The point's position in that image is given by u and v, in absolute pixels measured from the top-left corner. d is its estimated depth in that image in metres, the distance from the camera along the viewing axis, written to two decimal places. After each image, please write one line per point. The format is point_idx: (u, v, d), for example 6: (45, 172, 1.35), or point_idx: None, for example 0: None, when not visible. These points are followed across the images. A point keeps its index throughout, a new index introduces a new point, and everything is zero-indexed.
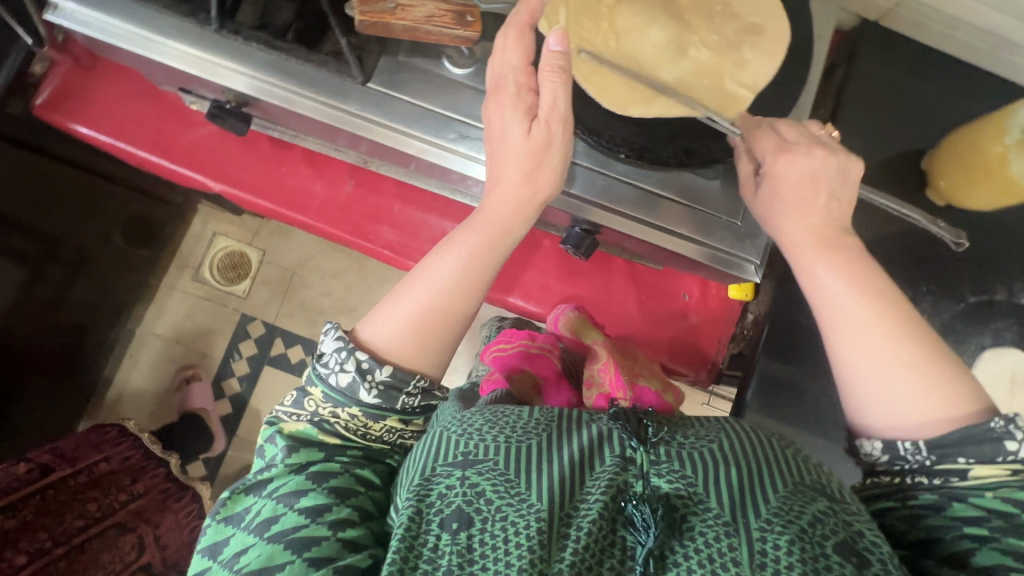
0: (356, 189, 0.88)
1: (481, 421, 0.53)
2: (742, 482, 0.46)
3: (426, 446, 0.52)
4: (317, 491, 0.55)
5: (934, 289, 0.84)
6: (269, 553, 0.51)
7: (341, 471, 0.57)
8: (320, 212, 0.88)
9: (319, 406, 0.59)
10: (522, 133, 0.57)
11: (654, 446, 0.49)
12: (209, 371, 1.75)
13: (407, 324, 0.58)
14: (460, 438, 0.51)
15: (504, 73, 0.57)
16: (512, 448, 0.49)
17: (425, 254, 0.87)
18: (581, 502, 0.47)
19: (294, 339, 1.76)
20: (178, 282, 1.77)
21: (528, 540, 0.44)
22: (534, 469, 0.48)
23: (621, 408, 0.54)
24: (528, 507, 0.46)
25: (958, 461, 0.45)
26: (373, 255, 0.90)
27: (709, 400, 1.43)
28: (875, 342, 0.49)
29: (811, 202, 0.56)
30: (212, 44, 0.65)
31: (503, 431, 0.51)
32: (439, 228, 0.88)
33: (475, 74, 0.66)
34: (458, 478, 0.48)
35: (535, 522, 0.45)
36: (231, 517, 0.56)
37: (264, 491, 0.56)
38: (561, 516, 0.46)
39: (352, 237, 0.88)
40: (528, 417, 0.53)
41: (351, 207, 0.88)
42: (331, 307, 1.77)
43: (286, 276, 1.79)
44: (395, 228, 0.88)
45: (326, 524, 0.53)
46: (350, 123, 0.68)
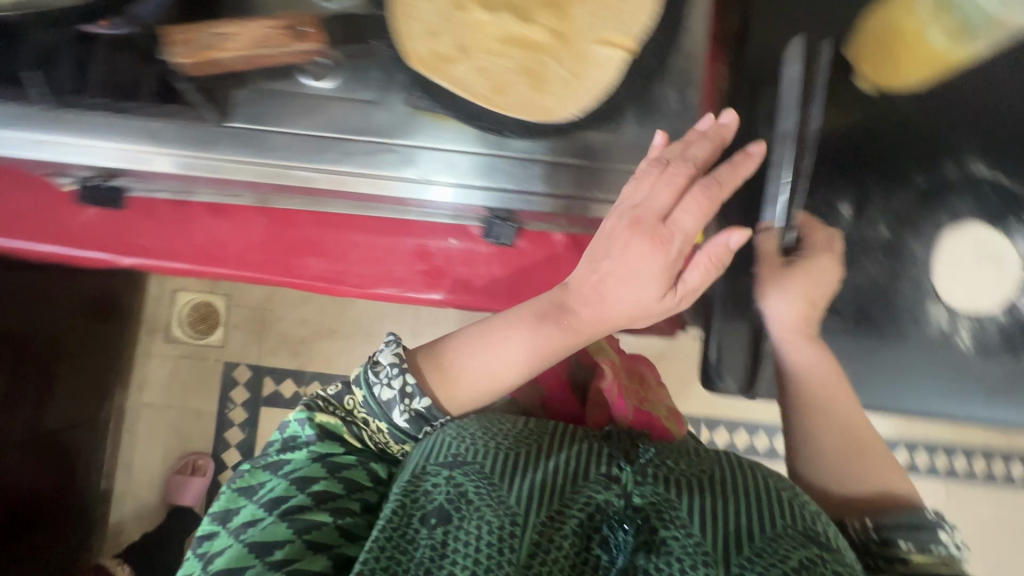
0: (273, 227, 0.83)
1: (476, 427, 0.58)
2: (723, 513, 0.49)
3: (422, 447, 0.57)
4: (326, 480, 0.58)
5: (881, 178, 0.81)
6: (261, 541, 0.54)
7: (355, 465, 0.60)
8: (240, 258, 0.84)
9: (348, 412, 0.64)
10: (654, 294, 0.61)
11: (641, 469, 0.54)
12: (209, 425, 1.74)
13: (481, 392, 0.65)
14: (455, 444, 0.55)
15: (640, 202, 0.60)
16: (504, 461, 0.54)
17: (362, 275, 0.84)
18: (561, 517, 0.50)
19: (282, 374, 1.74)
20: (154, 347, 1.76)
21: (505, 538, 0.48)
22: (520, 477, 0.52)
23: (616, 436, 0.60)
24: (502, 500, 0.50)
25: (899, 543, 0.61)
26: (308, 289, 0.86)
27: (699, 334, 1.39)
28: (834, 424, 0.73)
29: (810, 312, 0.77)
30: (55, 122, 0.60)
31: (495, 439, 0.56)
32: (368, 245, 0.84)
33: (342, 84, 0.62)
34: (451, 477, 0.52)
35: (518, 526, 0.49)
36: (241, 492, 0.59)
37: (280, 470, 0.60)
38: (540, 522, 0.49)
39: (282, 277, 0.84)
40: (516, 430, 0.59)
41: (272, 246, 0.84)
42: (311, 334, 1.74)
43: (257, 314, 1.76)
44: (323, 257, 0.84)
45: (318, 521, 0.55)
46: (234, 172, 0.63)
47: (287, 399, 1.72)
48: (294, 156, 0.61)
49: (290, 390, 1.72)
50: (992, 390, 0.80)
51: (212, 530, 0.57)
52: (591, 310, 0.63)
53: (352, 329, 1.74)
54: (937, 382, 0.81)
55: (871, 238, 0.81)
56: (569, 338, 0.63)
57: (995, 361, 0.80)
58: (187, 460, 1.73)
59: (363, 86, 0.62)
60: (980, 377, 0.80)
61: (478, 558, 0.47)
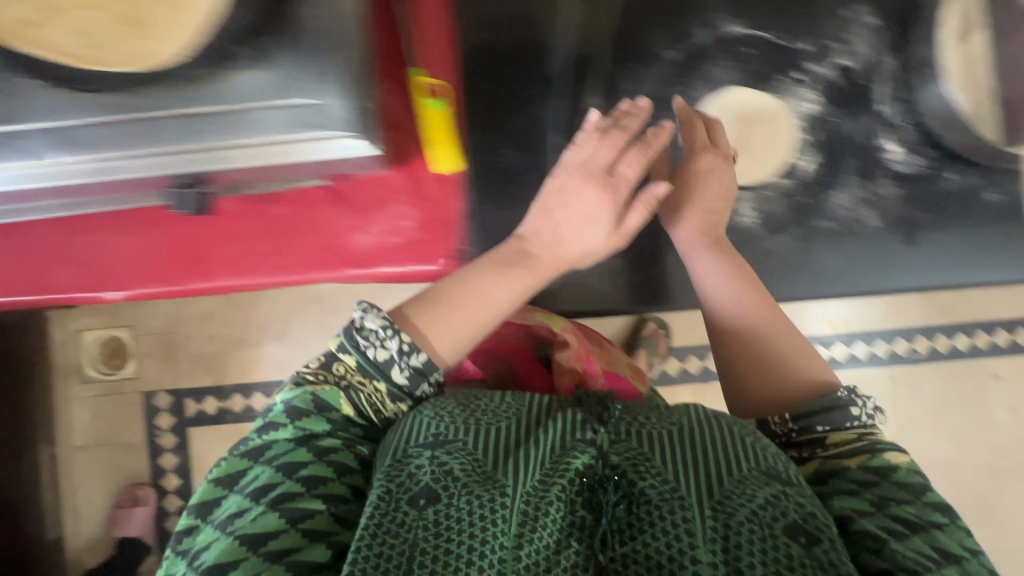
0: (289, 215, 0.75)
1: (718, 432, 0.63)
2: (926, 483, 0.64)
3: (669, 458, 0.60)
4: (564, 456, 0.60)
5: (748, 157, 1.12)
6: (524, 509, 0.58)
7: (601, 454, 0.59)
8: (241, 261, 0.76)
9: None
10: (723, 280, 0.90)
11: (885, 475, 0.64)
12: (144, 458, 1.64)
13: (734, 362, 0.84)
14: (687, 435, 0.62)
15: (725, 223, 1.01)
16: (746, 461, 0.61)
17: (402, 246, 0.75)
18: (748, 479, 0.60)
19: (244, 385, 1.65)
20: (71, 392, 1.64)
21: (762, 513, 0.57)
22: (753, 458, 0.61)
23: (833, 431, 0.70)
24: (773, 461, 0.62)
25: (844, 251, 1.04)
26: (337, 275, 0.76)
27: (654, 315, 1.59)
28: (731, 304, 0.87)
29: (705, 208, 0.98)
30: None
31: (755, 462, 0.61)
32: (397, 216, 0.75)
33: (285, 96, 0.61)
34: (656, 460, 0.60)
35: (769, 486, 0.59)
36: (439, 477, 0.60)
37: (453, 448, 0.62)
38: (768, 471, 0.61)
39: (304, 263, 0.75)
40: (696, 415, 0.65)
41: (288, 228, 0.75)
42: (221, 351, 1.65)
43: (165, 339, 1.64)
44: (357, 232, 0.75)
45: (579, 496, 0.58)
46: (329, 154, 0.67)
47: (235, 414, 1.65)
48: (339, 139, 0.65)
49: (241, 404, 1.65)
50: (849, 259, 1.14)
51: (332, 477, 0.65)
52: (710, 284, 0.91)
53: (263, 336, 1.66)
54: (807, 264, 1.15)
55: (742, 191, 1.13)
56: (766, 311, 0.86)
57: (847, 242, 1.14)
58: (129, 490, 1.63)
59: (312, 89, 0.61)
60: (828, 255, 1.14)
61: (756, 511, 0.57)
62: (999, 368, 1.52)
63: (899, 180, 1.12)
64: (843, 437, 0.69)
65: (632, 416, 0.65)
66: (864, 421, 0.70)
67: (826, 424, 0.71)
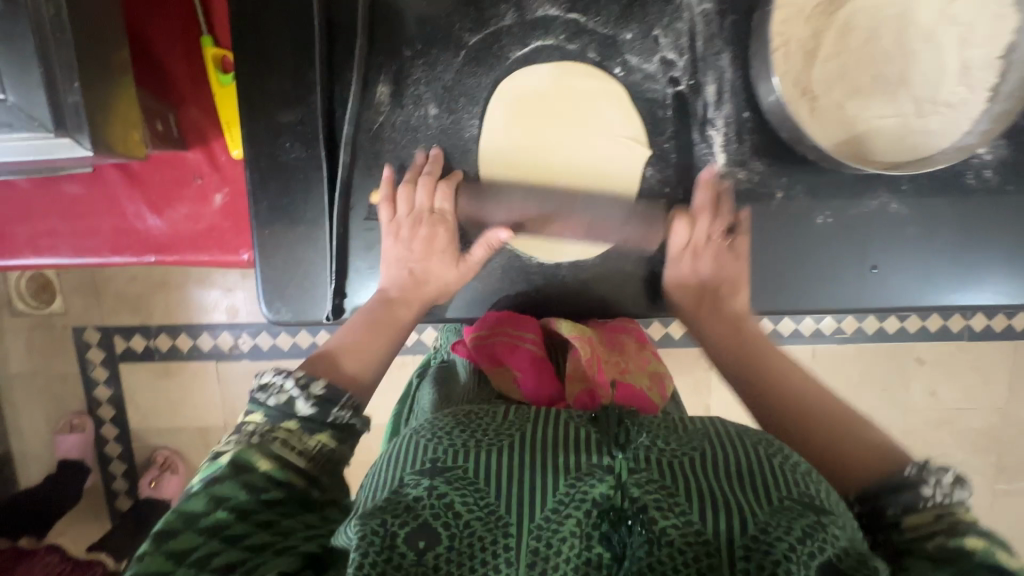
0: (79, 195, 0.72)
1: (677, 470, 0.40)
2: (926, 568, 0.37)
3: (716, 461, 0.41)
4: (579, 483, 0.39)
5: (833, 78, 0.61)
6: (534, 547, 0.38)
7: (620, 483, 0.39)
8: (29, 241, 0.72)
9: (251, 436, 0.43)
10: (791, 230, 0.65)
11: None
12: (61, 400, 1.49)
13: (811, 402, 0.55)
14: (707, 465, 0.41)
15: (793, 191, 0.65)
16: (781, 484, 0.39)
17: (205, 221, 0.73)
18: (784, 510, 0.38)
19: (156, 328, 1.45)
20: (4, 324, 1.46)
21: (804, 551, 0.36)
22: (784, 483, 0.40)
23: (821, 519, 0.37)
24: (814, 490, 0.40)
25: None
26: (143, 255, 0.73)
27: (659, 52, 0.62)
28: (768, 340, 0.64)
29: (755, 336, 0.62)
30: None
31: (719, 475, 0.40)
32: (196, 187, 0.73)
33: None
34: (682, 495, 0.39)
35: (801, 514, 0.37)
36: (440, 514, 0.38)
37: (460, 483, 0.40)
38: (803, 498, 0.39)
39: (106, 244, 0.73)
40: (723, 444, 0.42)
41: (85, 208, 0.73)
42: (144, 293, 1.43)
43: (87, 275, 1.43)
44: (156, 208, 0.73)
45: (598, 529, 0.38)
46: (109, 157, 0.59)
47: (162, 352, 1.46)
48: (103, 140, 0.56)
49: (142, 344, 1.45)
50: (925, 267, 0.66)
51: (211, 511, 0.39)
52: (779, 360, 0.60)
53: (186, 279, 1.42)
54: (871, 259, 0.66)
55: (754, 166, 0.64)
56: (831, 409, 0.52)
57: (935, 228, 0.65)
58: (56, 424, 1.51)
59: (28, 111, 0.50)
60: (904, 256, 0.66)
61: (790, 551, 0.36)
62: (926, 353, 1.30)
63: (999, 174, 0.64)
64: (920, 520, 0.40)
65: (655, 443, 0.42)
66: (940, 503, 0.40)
67: (896, 504, 0.41)
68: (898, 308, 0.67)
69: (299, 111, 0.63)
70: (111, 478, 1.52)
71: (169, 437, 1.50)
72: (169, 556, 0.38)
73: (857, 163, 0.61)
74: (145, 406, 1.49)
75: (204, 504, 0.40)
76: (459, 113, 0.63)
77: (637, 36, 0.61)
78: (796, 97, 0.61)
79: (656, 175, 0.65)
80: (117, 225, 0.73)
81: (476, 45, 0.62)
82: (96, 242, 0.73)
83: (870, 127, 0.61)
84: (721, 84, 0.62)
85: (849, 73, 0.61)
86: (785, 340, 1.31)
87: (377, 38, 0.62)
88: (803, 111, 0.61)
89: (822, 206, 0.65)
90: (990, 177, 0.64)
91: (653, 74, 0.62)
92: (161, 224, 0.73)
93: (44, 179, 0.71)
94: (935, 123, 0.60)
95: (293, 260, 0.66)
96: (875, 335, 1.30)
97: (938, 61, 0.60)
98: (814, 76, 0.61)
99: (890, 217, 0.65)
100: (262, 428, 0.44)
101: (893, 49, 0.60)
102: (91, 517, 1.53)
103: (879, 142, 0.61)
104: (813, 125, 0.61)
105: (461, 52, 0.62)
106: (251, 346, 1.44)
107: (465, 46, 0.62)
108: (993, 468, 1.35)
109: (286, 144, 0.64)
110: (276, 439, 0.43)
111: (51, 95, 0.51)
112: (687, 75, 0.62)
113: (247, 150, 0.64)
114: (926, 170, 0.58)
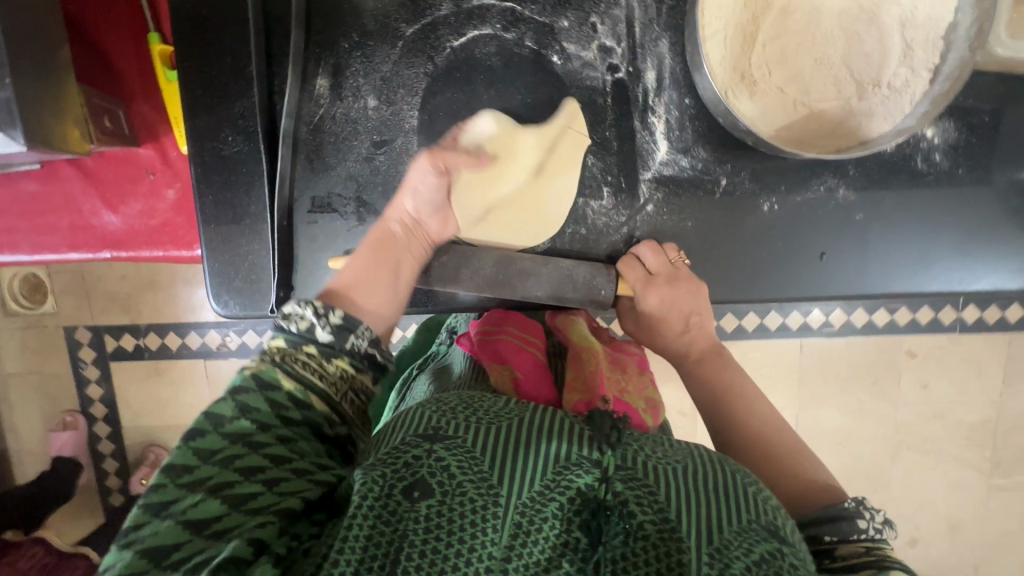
0: (36, 192, 0.73)
1: (662, 469, 0.42)
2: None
3: (700, 470, 0.42)
4: (566, 472, 0.41)
5: (775, 62, 0.60)
6: (516, 520, 0.39)
7: (606, 476, 0.40)
8: None
9: (274, 355, 0.46)
10: (738, 217, 0.64)
11: None
12: (53, 398, 1.52)
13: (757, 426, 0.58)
14: (693, 473, 0.42)
15: (738, 178, 0.64)
16: (748, 505, 0.40)
17: (159, 217, 0.74)
18: (749, 531, 0.39)
19: (143, 327, 1.46)
20: None
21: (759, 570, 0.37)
22: (753, 506, 0.40)
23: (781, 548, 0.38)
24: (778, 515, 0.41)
25: None
26: (100, 251, 0.74)
27: (598, 39, 0.61)
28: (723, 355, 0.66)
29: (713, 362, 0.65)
30: None
31: (700, 484, 0.41)
32: (150, 183, 0.73)
33: None
34: (660, 493, 0.40)
35: (766, 538, 0.39)
36: (437, 473, 0.40)
37: (456, 450, 0.42)
38: (769, 523, 0.40)
39: (63, 241, 0.74)
40: (707, 456, 0.44)
41: (43, 205, 0.74)
42: (131, 292, 1.45)
43: (76, 275, 1.45)
44: (111, 204, 0.74)
45: (578, 516, 0.39)
46: (53, 152, 0.60)
47: (150, 352, 1.47)
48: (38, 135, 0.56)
49: (131, 343, 1.47)
50: (877, 253, 0.65)
51: (227, 444, 0.42)
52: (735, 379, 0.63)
53: (172, 278, 1.44)
54: (819, 245, 0.65)
55: (698, 153, 0.63)
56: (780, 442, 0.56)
57: (885, 214, 0.64)
58: (49, 423, 1.53)
59: None
60: (855, 242, 0.65)
61: (750, 565, 0.37)
62: (914, 346, 1.28)
63: (949, 157, 0.63)
64: (854, 551, 0.43)
65: (648, 450, 0.44)
66: (870, 537, 0.44)
67: (835, 534, 0.45)
68: (849, 295, 0.66)
69: (239, 105, 0.64)
70: (102, 475, 1.55)
71: (157, 433, 1.52)
72: (160, 508, 0.39)
73: (799, 146, 0.61)
74: (134, 404, 1.51)
75: (214, 434, 0.42)
76: (397, 105, 0.63)
77: (573, 23, 0.61)
78: (736, 81, 0.60)
79: (599, 164, 0.64)
80: (74, 222, 0.74)
81: (414, 36, 0.62)
82: (54, 238, 0.74)
83: (812, 112, 0.60)
84: (661, 70, 0.62)
85: (789, 56, 0.60)
86: (769, 334, 1.30)
87: (315, 31, 0.62)
88: (744, 96, 0.60)
89: (767, 193, 0.64)
90: (940, 160, 0.63)
91: (592, 62, 0.62)
92: (116, 220, 0.74)
93: (1, 177, 0.72)
94: (877, 105, 0.59)
95: (238, 254, 0.66)
96: (860, 328, 1.28)
97: (881, 42, 0.59)
98: (754, 60, 0.60)
99: (838, 203, 0.64)
100: (286, 351, 0.47)
101: (834, 31, 0.59)
102: (84, 512, 1.56)
103: (821, 125, 0.61)
104: (754, 109, 0.60)
105: (399, 42, 0.62)
106: (236, 344, 1.45)
107: (402, 36, 0.62)
108: (985, 464, 1.32)
109: (228, 138, 0.64)
110: (297, 358, 0.46)
111: None
112: (626, 62, 0.62)
113: (190, 144, 0.64)
114: (868, 153, 0.57)
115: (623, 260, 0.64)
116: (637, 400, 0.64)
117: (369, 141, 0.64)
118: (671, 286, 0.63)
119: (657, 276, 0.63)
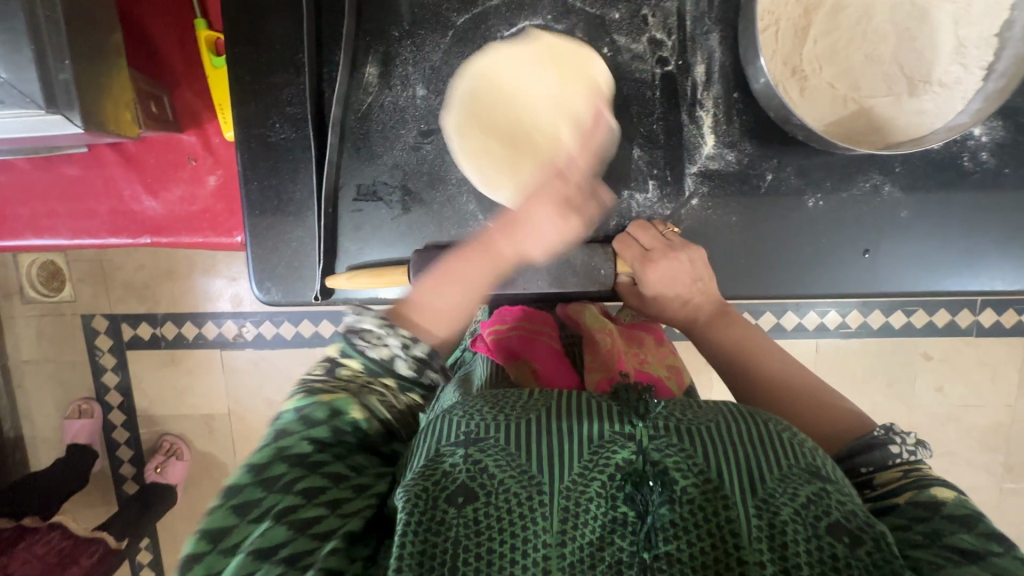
0: (77, 177, 0.74)
1: (693, 433, 0.41)
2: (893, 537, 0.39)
3: (732, 428, 0.42)
4: (602, 451, 0.40)
5: (825, 57, 0.60)
6: (564, 507, 0.39)
7: (642, 448, 0.40)
8: (30, 222, 0.74)
9: (345, 381, 0.47)
10: (782, 213, 0.65)
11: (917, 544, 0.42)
12: (70, 385, 1.52)
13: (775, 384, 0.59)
14: (724, 429, 0.42)
15: (784, 173, 0.64)
16: (786, 451, 0.41)
17: (199, 203, 0.74)
18: (791, 476, 0.39)
19: (162, 316, 1.47)
20: (15, 310, 1.49)
21: (806, 515, 0.38)
22: (792, 453, 0.41)
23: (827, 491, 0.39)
24: (815, 454, 0.41)
25: None
26: (140, 236, 0.74)
27: (648, 31, 0.61)
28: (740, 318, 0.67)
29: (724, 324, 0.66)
30: None
31: (733, 439, 0.41)
32: (191, 170, 0.74)
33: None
34: (700, 459, 0.40)
35: (809, 481, 0.39)
36: (474, 476, 0.40)
37: (488, 448, 0.41)
38: (807, 464, 0.40)
39: (103, 226, 0.74)
40: (736, 414, 0.43)
41: (83, 191, 0.74)
42: (151, 281, 1.45)
43: (96, 263, 1.45)
44: (152, 190, 0.74)
45: (622, 490, 0.38)
46: (103, 135, 0.60)
47: (168, 340, 1.48)
48: (94, 117, 0.57)
49: (149, 331, 1.47)
50: (920, 251, 0.65)
51: (287, 470, 0.42)
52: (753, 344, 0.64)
53: (192, 268, 1.44)
54: (864, 243, 0.65)
55: (744, 148, 0.63)
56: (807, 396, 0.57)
57: (929, 212, 0.64)
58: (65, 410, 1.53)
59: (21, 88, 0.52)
60: (897, 240, 0.65)
61: (798, 511, 0.38)
62: (933, 347, 1.28)
63: (995, 157, 0.63)
64: (892, 477, 0.45)
65: (674, 412, 0.43)
66: (905, 460, 0.45)
67: (871, 465, 0.46)
68: (891, 294, 0.66)
69: (288, 92, 0.64)
70: (118, 463, 1.55)
71: (174, 422, 1.52)
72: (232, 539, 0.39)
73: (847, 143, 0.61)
74: (151, 392, 1.51)
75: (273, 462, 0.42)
76: (445, 95, 0.63)
77: (624, 16, 0.61)
78: (787, 76, 0.60)
79: (646, 158, 0.64)
80: (114, 207, 0.74)
81: (465, 25, 0.62)
82: (94, 223, 0.74)
83: (862, 107, 0.60)
84: (710, 64, 0.62)
85: (840, 52, 0.60)
86: (788, 334, 1.30)
87: (366, 19, 0.62)
88: (794, 90, 0.60)
89: (813, 188, 0.64)
90: (986, 158, 0.63)
91: (641, 55, 0.62)
92: (156, 206, 0.74)
93: (44, 161, 0.73)
94: (929, 102, 0.59)
95: (282, 241, 0.66)
96: (880, 328, 1.28)
97: (932, 39, 0.59)
98: (805, 55, 0.60)
99: (882, 201, 0.64)
100: (360, 377, 0.48)
101: (886, 28, 0.59)
102: (98, 500, 1.56)
103: (871, 122, 0.61)
104: (804, 104, 0.60)
105: (449, 32, 0.62)
106: (254, 334, 1.45)
107: (453, 26, 0.62)
108: (1000, 466, 1.32)
109: (275, 125, 0.65)
110: (373, 392, 0.47)
111: (42, 72, 0.52)
112: (676, 55, 0.62)
113: (237, 130, 0.64)
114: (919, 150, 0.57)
115: (618, 238, 0.64)
116: (659, 369, 0.65)
117: (417, 130, 0.64)
118: (669, 257, 0.61)
119: (655, 251, 0.62)
